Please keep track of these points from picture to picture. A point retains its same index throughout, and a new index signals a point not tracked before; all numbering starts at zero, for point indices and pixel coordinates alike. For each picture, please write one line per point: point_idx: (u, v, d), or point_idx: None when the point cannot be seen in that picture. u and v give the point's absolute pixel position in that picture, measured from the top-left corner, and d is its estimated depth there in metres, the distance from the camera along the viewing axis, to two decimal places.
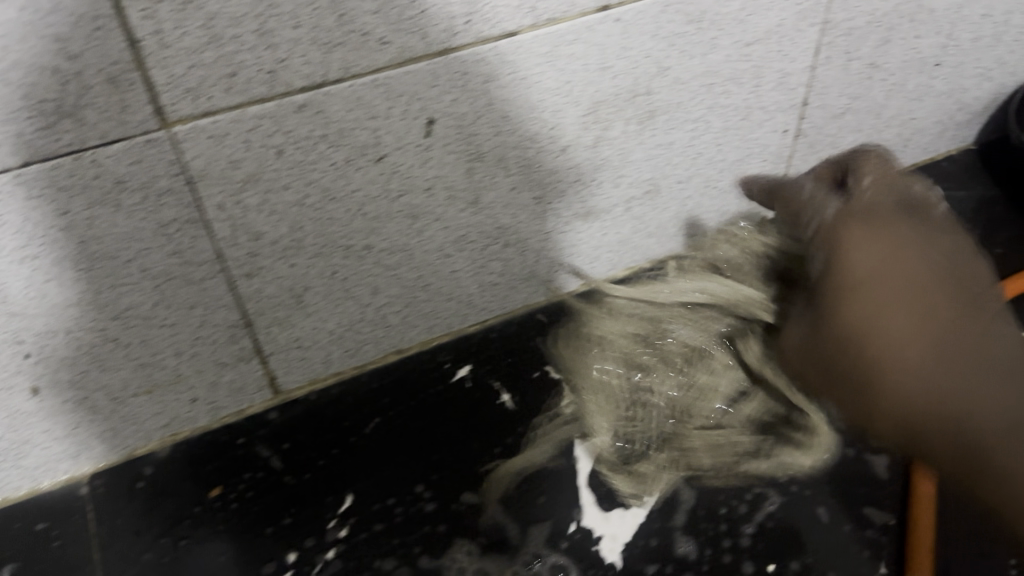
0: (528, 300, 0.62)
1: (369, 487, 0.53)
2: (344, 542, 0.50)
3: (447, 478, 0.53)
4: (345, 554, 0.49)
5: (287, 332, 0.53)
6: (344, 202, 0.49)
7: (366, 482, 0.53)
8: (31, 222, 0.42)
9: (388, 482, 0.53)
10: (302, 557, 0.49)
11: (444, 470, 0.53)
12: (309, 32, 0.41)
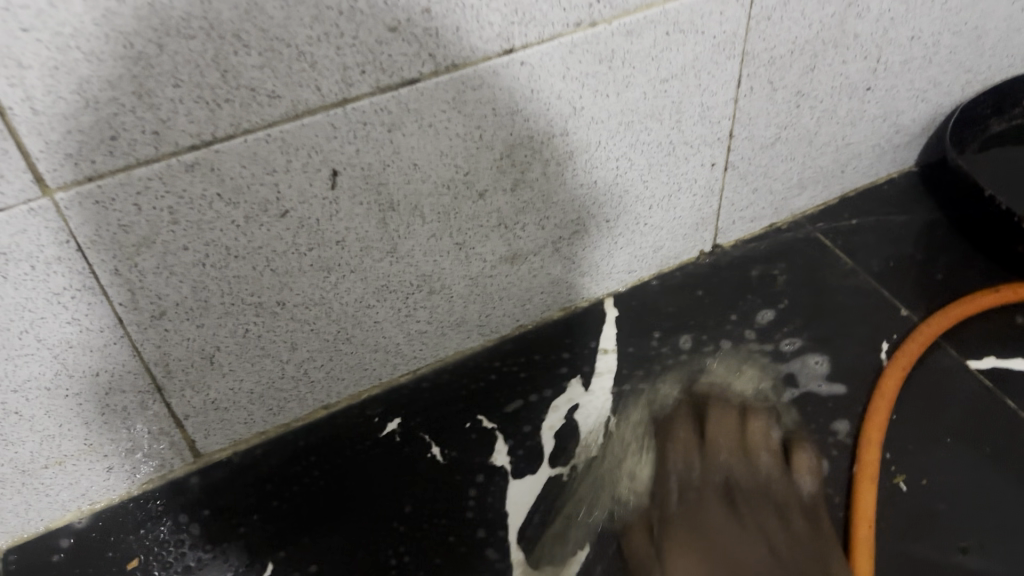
0: (463, 346, 0.60)
1: (295, 554, 0.51)
2: None
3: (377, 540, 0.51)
4: None
5: (202, 396, 0.52)
6: (250, 260, 0.47)
7: (288, 550, 0.51)
8: None
9: (314, 547, 0.51)
10: None
11: (375, 532, 0.52)
12: (194, 93, 0.39)
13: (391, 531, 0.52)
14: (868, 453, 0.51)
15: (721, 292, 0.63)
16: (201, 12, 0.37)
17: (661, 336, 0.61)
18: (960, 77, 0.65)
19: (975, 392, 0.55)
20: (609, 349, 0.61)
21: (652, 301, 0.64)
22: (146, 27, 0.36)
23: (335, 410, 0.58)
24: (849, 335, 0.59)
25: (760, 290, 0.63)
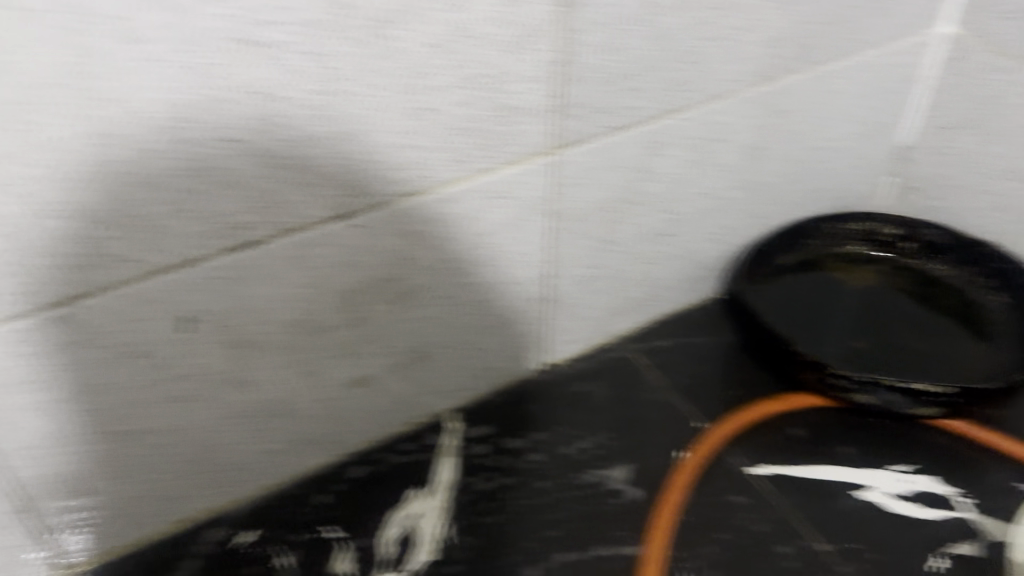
0: (315, 462, 0.65)
1: None
2: None
3: None
4: None
5: (64, 516, 0.56)
6: (112, 396, 0.53)
7: None
8: None
9: None
10: None
11: None
12: (56, 255, 0.46)
13: None
14: (664, 513, 0.62)
15: (544, 407, 0.72)
16: (50, 175, 0.44)
17: (488, 431, 0.70)
18: (751, 221, 0.77)
19: (750, 503, 0.64)
20: (448, 448, 0.69)
21: (490, 409, 0.72)
22: (12, 199, 0.43)
23: (190, 521, 0.62)
24: (652, 444, 0.69)
25: (581, 406, 0.72)
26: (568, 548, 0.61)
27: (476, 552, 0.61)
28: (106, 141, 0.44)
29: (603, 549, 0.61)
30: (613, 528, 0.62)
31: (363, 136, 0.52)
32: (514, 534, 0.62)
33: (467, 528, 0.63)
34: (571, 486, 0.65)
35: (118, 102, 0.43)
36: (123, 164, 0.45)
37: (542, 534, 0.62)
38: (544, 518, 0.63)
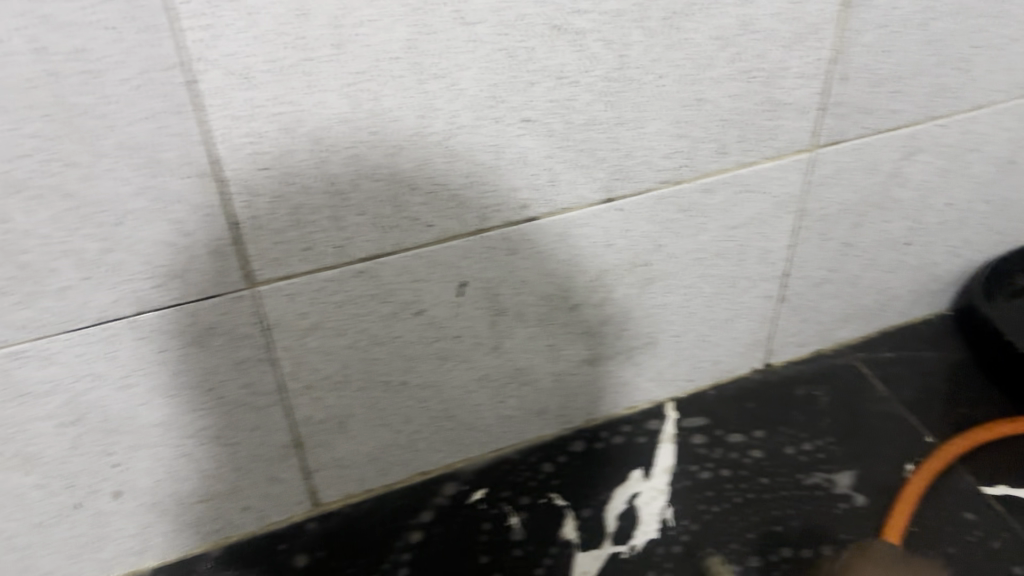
0: (540, 432, 0.69)
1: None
2: None
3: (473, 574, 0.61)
4: None
5: (331, 453, 0.63)
6: (388, 347, 0.59)
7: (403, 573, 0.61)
8: (137, 343, 0.51)
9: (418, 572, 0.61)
10: None
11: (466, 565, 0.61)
12: (367, 212, 0.52)
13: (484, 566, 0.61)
14: (899, 511, 0.61)
15: (764, 406, 0.72)
16: (375, 140, 0.49)
17: (707, 423, 0.71)
18: (992, 237, 0.75)
19: (985, 523, 0.62)
20: (669, 434, 0.70)
21: (709, 403, 0.72)
22: (342, 158, 0.49)
23: (428, 476, 0.68)
24: (878, 455, 0.67)
25: (801, 406, 0.72)
26: (793, 546, 0.61)
27: (700, 537, 0.62)
28: (424, 113, 0.48)
29: (830, 550, 0.61)
30: (840, 532, 0.62)
31: (639, 123, 0.54)
32: (737, 524, 0.63)
33: (689, 512, 0.64)
34: (794, 484, 0.66)
35: (441, 76, 0.47)
36: (434, 135, 0.50)
37: (767, 527, 0.63)
38: (767, 513, 0.64)
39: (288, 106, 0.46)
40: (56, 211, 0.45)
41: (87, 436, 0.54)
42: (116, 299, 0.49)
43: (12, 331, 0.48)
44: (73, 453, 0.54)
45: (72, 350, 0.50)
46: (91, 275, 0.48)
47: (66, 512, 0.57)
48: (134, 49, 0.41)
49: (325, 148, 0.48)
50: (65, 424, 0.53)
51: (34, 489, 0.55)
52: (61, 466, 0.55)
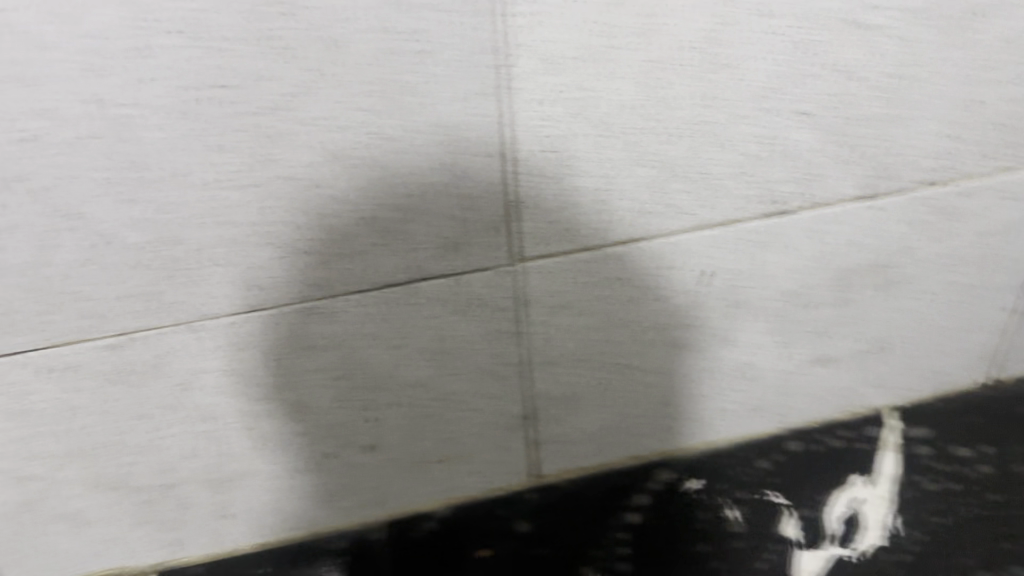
0: (756, 429, 0.68)
1: (629, 551, 0.63)
2: None
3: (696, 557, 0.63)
4: None
5: (559, 428, 0.65)
6: (629, 330, 0.60)
7: (625, 547, 0.64)
8: (413, 308, 0.56)
9: (640, 547, 0.64)
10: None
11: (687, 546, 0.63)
12: (637, 198, 0.53)
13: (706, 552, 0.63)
14: None
15: (989, 420, 0.71)
16: (658, 126, 0.50)
17: (929, 433, 0.70)
18: None
19: None
20: (889, 442, 0.69)
21: (932, 416, 0.70)
22: (622, 145, 0.50)
23: (642, 460, 0.68)
24: None
25: None
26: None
27: (927, 549, 0.63)
28: (707, 102, 0.50)
29: None
30: None
31: (913, 121, 0.54)
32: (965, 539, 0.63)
33: (913, 523, 0.64)
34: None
35: (731, 66, 0.49)
36: (714, 124, 0.51)
37: (996, 544, 0.63)
38: (996, 531, 0.64)
39: (585, 91, 0.48)
40: (365, 180, 0.49)
41: (354, 391, 0.59)
42: (400, 266, 0.53)
43: (308, 287, 0.52)
44: (339, 405, 0.59)
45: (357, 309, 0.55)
46: (384, 244, 0.52)
47: (323, 461, 0.62)
48: (462, 33, 0.45)
49: (608, 134, 0.50)
50: (339, 378, 0.58)
51: (298, 436, 0.60)
52: (327, 417, 0.60)
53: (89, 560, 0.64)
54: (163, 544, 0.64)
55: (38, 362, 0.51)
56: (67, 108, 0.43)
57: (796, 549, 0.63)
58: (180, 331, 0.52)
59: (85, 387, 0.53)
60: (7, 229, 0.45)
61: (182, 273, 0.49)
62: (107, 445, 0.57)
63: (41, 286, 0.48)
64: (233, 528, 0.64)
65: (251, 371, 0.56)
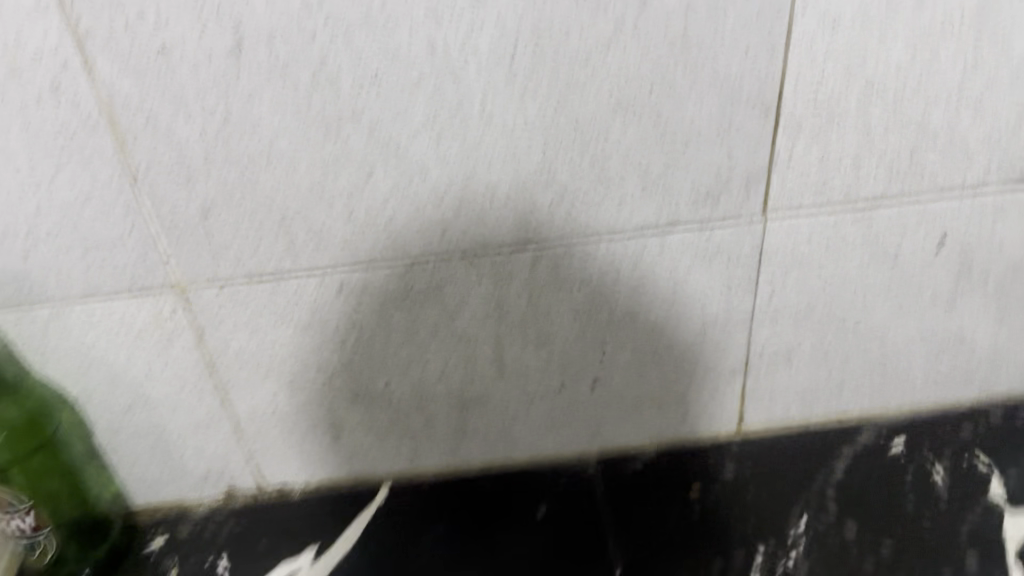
0: (959, 397, 0.70)
1: (836, 500, 0.67)
2: (856, 534, 0.64)
3: (903, 510, 0.65)
4: (867, 546, 0.63)
5: (772, 381, 0.68)
6: (855, 289, 0.63)
7: (832, 494, 0.67)
8: (656, 249, 0.60)
9: (847, 497, 0.67)
10: (823, 529, 0.65)
11: (894, 499, 0.66)
12: (886, 159, 0.56)
13: (913, 505, 0.65)
14: None
15: None
16: (920, 92, 0.53)
17: None
18: None
19: None
20: None
21: None
22: (882, 108, 0.54)
23: (848, 425, 0.71)
24: None
25: None
26: None
27: None
28: (972, 70, 0.53)
29: None
30: None
31: None
32: None
33: None
34: None
35: (999, 36, 0.51)
36: (974, 91, 0.53)
37: None
38: None
39: (857, 54, 0.51)
40: (645, 130, 0.54)
41: (591, 328, 0.64)
42: (656, 213, 0.58)
43: (575, 227, 0.58)
44: (575, 338, 0.65)
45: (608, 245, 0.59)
46: (644, 187, 0.56)
47: (555, 392, 0.68)
48: None
49: (874, 94, 0.53)
50: (580, 313, 0.63)
51: (537, 367, 0.66)
52: (564, 350, 0.65)
53: (338, 471, 0.71)
54: (402, 459, 0.71)
55: (339, 279, 0.59)
56: (409, 53, 0.49)
57: (1000, 509, 0.65)
58: (460, 261, 0.59)
59: (369, 306, 0.61)
60: (341, 159, 0.53)
61: (473, 207, 0.56)
62: (375, 361, 0.64)
63: (357, 212, 0.55)
64: (465, 448, 0.71)
65: (508, 301, 0.62)
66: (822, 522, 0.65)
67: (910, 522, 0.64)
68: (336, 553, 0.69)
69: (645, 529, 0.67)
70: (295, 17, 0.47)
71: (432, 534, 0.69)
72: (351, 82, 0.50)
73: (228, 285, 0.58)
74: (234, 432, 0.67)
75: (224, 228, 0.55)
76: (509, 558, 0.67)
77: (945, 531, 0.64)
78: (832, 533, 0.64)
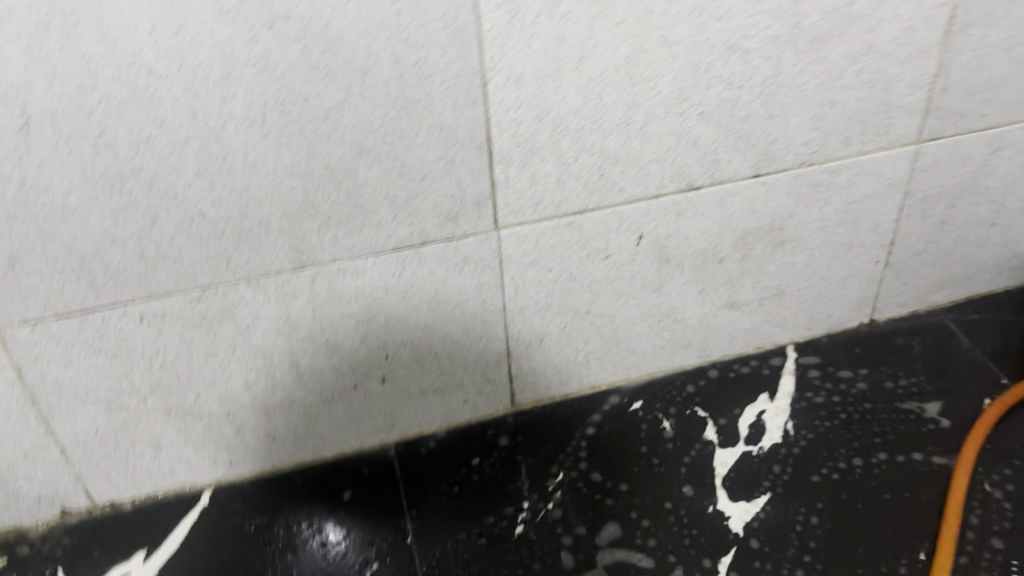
0: (684, 363, 0.88)
1: (588, 455, 0.81)
2: (601, 481, 0.78)
3: (638, 456, 0.81)
4: (609, 489, 0.78)
5: (530, 362, 0.83)
6: (581, 281, 0.78)
7: (585, 450, 0.82)
8: (417, 266, 0.73)
9: (596, 452, 0.82)
10: (576, 480, 0.79)
11: (632, 447, 0.81)
12: (581, 178, 0.71)
13: (646, 452, 0.81)
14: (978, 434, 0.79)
15: (868, 350, 0.89)
16: (596, 125, 0.69)
17: (820, 361, 0.88)
18: None
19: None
20: (789, 369, 0.88)
21: (823, 348, 0.90)
22: (570, 140, 0.69)
23: (600, 391, 0.87)
24: (962, 391, 0.85)
25: (901, 352, 0.89)
26: (889, 453, 0.79)
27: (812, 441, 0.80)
28: (631, 107, 0.68)
29: (919, 456, 0.79)
30: (923, 439, 0.80)
31: (785, 117, 0.72)
32: (842, 434, 0.81)
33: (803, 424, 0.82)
34: (892, 408, 0.83)
35: (646, 81, 0.67)
36: (637, 122, 0.69)
37: (868, 438, 0.80)
38: (866, 428, 0.81)
39: (541, 100, 0.66)
40: (385, 168, 0.66)
41: (372, 333, 0.76)
42: (409, 234, 0.71)
43: (340, 251, 0.70)
44: (359, 343, 0.77)
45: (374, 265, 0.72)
46: (395, 216, 0.69)
47: (349, 391, 0.80)
48: (454, 60, 0.62)
49: (561, 129, 0.68)
50: (361, 322, 0.75)
51: (329, 370, 0.77)
52: (351, 354, 0.77)
53: (165, 481, 0.81)
54: (221, 463, 0.81)
55: (140, 311, 0.68)
56: (175, 120, 0.60)
57: (712, 447, 0.81)
58: (246, 286, 0.70)
59: (172, 331, 0.70)
60: (128, 209, 0.63)
61: (250, 241, 0.67)
62: (184, 379, 0.74)
63: (149, 252, 0.65)
64: (277, 447, 0.81)
65: (295, 316, 0.73)
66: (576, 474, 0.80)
67: (644, 467, 0.79)
68: (163, 553, 0.77)
69: (435, 499, 0.79)
70: (73, 100, 0.57)
71: (250, 527, 0.78)
72: (127, 146, 0.60)
73: (40, 324, 0.67)
74: (61, 456, 0.75)
75: (30, 277, 0.64)
76: (318, 537, 0.77)
77: (671, 463, 0.80)
78: (584, 481, 0.79)
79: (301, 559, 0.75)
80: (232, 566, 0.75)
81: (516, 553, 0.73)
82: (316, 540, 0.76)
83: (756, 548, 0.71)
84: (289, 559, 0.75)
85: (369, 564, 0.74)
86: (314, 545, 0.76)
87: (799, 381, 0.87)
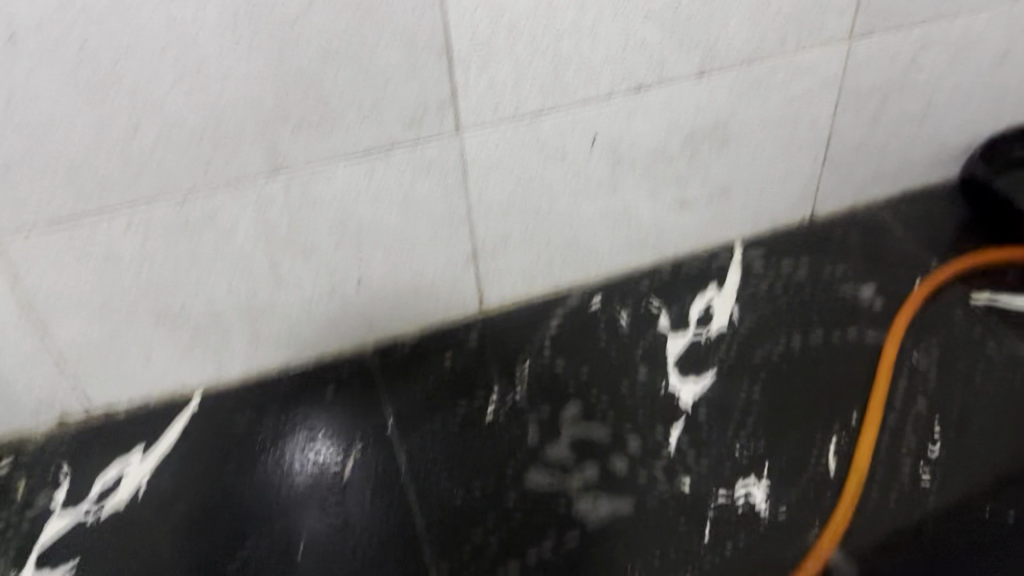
0: (639, 261, 0.95)
1: (551, 346, 0.88)
2: (563, 368, 0.86)
3: (596, 347, 0.88)
4: (570, 375, 0.85)
5: (496, 263, 0.89)
6: (540, 182, 0.84)
7: (549, 343, 0.89)
8: (386, 171, 0.78)
9: (558, 344, 0.88)
10: (540, 368, 0.86)
11: (590, 339, 0.88)
12: (536, 81, 0.76)
13: (603, 342, 0.88)
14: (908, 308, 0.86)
15: (809, 243, 0.96)
16: (548, 29, 0.73)
17: (765, 256, 0.95)
18: (990, 118, 0.97)
19: (965, 318, 0.86)
20: (734, 263, 0.95)
21: (768, 243, 0.97)
22: (524, 44, 0.74)
23: (562, 290, 0.94)
24: (894, 275, 0.92)
25: (840, 244, 0.96)
26: (825, 330, 0.87)
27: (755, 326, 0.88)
28: (580, 10, 0.73)
29: (854, 333, 0.86)
30: (857, 318, 0.88)
31: (724, 18, 0.77)
32: (782, 318, 0.88)
33: (747, 312, 0.89)
34: (830, 293, 0.91)
35: None
36: (586, 25, 0.74)
37: (806, 320, 0.88)
38: (805, 313, 0.89)
39: (495, 5, 0.70)
40: (351, 74, 0.71)
41: (346, 238, 0.81)
42: (376, 139, 0.75)
43: (313, 156, 0.75)
44: (335, 248, 0.82)
45: (347, 171, 0.77)
46: (364, 121, 0.74)
47: (327, 294, 0.85)
48: None
49: (515, 34, 0.73)
50: (336, 227, 0.80)
51: (307, 274, 0.83)
52: (327, 258, 0.82)
53: (158, 386, 0.86)
54: (210, 366, 0.86)
55: (127, 218, 0.73)
56: (152, 30, 0.64)
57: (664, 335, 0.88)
58: (226, 192, 0.74)
59: (158, 238, 0.75)
60: (112, 118, 0.67)
61: (228, 148, 0.72)
62: (172, 284, 0.79)
63: (133, 160, 0.70)
64: (262, 350, 0.87)
65: (273, 222, 0.78)
66: (540, 363, 0.87)
67: (601, 355, 0.87)
68: (161, 450, 0.84)
69: (411, 391, 0.86)
70: (55, 12, 0.61)
71: (241, 425, 0.85)
72: (108, 56, 0.64)
73: (34, 233, 0.71)
74: (59, 363, 0.80)
75: (22, 186, 0.68)
76: (305, 429, 0.84)
77: (627, 349, 0.87)
78: (548, 370, 0.86)
79: (291, 449, 0.82)
80: (227, 459, 0.82)
81: (487, 433, 0.80)
82: (304, 433, 0.84)
83: (704, 418, 0.79)
84: (279, 450, 0.82)
85: (353, 450, 0.81)
86: (302, 438, 0.83)
87: (745, 274, 0.94)
